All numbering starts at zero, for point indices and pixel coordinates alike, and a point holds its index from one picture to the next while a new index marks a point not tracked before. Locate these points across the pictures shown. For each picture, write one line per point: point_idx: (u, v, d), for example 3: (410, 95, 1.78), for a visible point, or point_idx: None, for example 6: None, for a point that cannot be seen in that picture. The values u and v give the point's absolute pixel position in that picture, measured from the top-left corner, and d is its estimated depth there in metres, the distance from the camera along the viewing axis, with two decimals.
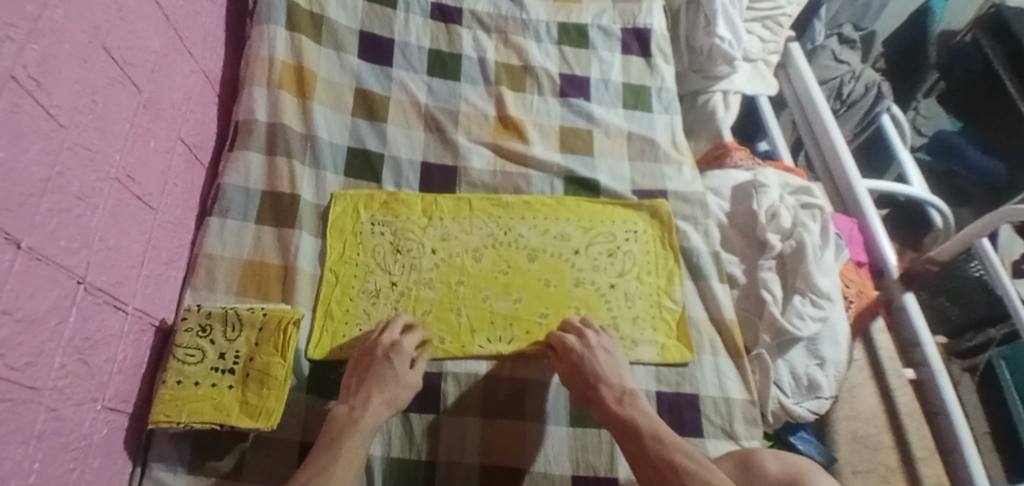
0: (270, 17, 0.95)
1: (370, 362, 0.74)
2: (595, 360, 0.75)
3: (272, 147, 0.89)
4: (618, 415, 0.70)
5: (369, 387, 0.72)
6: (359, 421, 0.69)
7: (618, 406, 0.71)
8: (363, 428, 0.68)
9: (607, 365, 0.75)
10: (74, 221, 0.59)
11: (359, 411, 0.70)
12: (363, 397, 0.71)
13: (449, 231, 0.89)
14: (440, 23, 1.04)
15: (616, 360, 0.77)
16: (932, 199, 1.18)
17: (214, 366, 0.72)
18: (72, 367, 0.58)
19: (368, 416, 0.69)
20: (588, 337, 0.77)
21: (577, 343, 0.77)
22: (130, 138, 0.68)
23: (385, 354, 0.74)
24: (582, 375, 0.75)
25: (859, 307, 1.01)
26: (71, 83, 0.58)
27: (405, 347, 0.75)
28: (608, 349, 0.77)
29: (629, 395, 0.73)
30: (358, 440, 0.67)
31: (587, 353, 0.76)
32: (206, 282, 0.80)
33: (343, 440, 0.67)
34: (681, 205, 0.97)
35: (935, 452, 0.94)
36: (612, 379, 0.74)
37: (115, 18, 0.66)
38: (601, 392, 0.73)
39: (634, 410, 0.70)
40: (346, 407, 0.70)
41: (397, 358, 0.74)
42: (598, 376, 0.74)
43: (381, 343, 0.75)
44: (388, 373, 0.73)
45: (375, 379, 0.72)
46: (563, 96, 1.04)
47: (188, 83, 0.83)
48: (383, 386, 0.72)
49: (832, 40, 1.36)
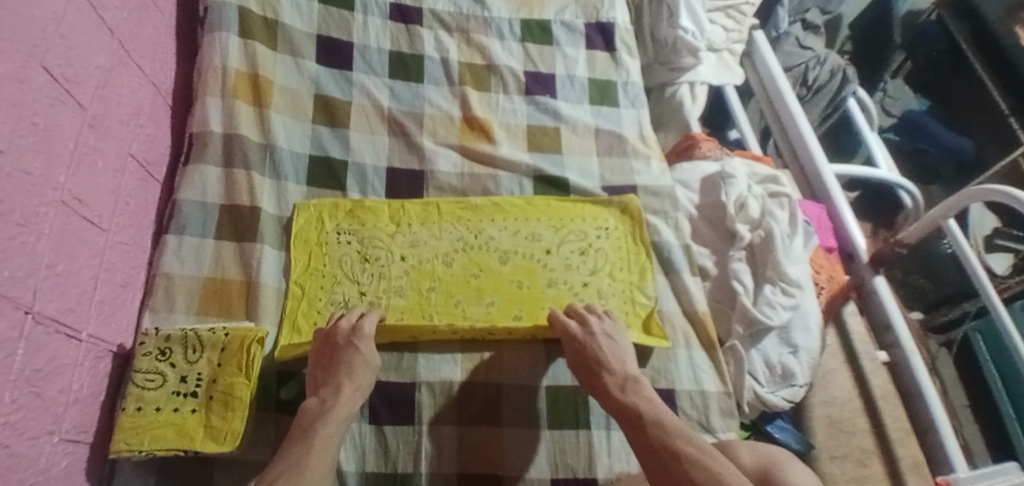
0: (222, 25, 0.93)
1: (335, 350, 0.73)
2: (598, 346, 0.76)
3: (229, 159, 0.86)
4: (620, 402, 0.70)
5: (339, 377, 0.71)
6: (331, 410, 0.68)
7: (620, 393, 0.71)
8: (336, 418, 0.67)
9: (609, 350, 0.76)
10: (18, 249, 0.56)
11: (331, 401, 0.69)
12: (334, 387, 0.70)
13: (417, 237, 0.88)
14: (400, 24, 1.02)
15: (619, 345, 0.78)
16: (903, 182, 1.17)
17: (175, 390, 0.70)
18: (25, 400, 0.56)
19: (340, 406, 0.68)
20: (589, 323, 0.78)
21: (578, 329, 0.78)
22: (76, 158, 0.66)
23: (347, 340, 0.74)
24: (584, 361, 0.76)
25: (831, 292, 1.02)
26: (9, 106, 0.56)
27: (367, 331, 0.75)
28: (609, 334, 0.78)
29: (631, 380, 0.73)
30: (332, 430, 0.66)
31: (589, 340, 0.77)
32: (165, 303, 0.77)
33: (315, 430, 0.65)
34: (651, 199, 0.96)
35: (910, 433, 0.94)
36: (614, 366, 0.75)
37: (54, 35, 0.63)
38: (604, 379, 0.73)
39: (636, 396, 0.70)
40: (317, 400, 0.69)
41: (362, 342, 0.74)
42: (600, 363, 0.75)
43: (340, 330, 0.75)
44: (357, 359, 0.73)
45: (343, 367, 0.72)
46: (528, 94, 1.03)
47: (137, 97, 0.81)
48: (353, 374, 0.71)
49: (796, 27, 1.36)
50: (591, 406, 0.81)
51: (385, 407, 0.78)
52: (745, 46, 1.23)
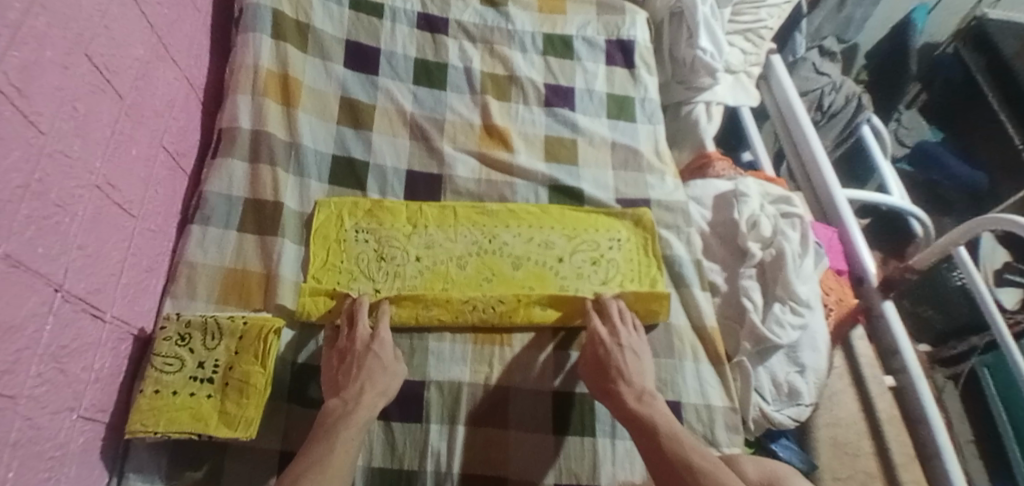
0: (256, 26, 0.95)
1: (354, 356, 0.75)
2: (620, 356, 0.78)
3: (256, 155, 0.89)
4: (636, 413, 0.72)
5: (359, 381, 0.73)
6: (353, 413, 0.70)
7: (636, 404, 0.73)
8: (358, 421, 0.69)
9: (632, 364, 0.78)
10: (53, 228, 0.58)
11: (353, 403, 0.71)
12: (356, 390, 0.72)
13: (433, 238, 0.89)
14: (426, 32, 1.05)
15: (642, 359, 0.79)
16: (911, 208, 1.19)
17: (193, 375, 0.72)
18: (49, 375, 0.58)
19: (361, 408, 0.70)
20: (619, 334, 0.80)
21: (607, 336, 0.80)
22: (112, 145, 0.68)
23: (364, 346, 0.76)
24: (605, 367, 0.78)
25: (839, 314, 1.03)
26: (52, 90, 0.58)
27: (384, 338, 0.78)
28: (635, 350, 0.79)
29: (647, 394, 0.75)
30: (353, 432, 0.68)
31: (614, 349, 0.79)
32: (186, 290, 0.80)
33: (337, 431, 0.68)
34: (662, 213, 0.98)
35: (915, 458, 0.94)
36: (633, 378, 0.76)
37: (99, 26, 0.66)
38: (620, 388, 0.76)
39: (652, 409, 0.72)
40: (339, 401, 0.71)
41: (380, 348, 0.76)
42: (620, 372, 0.77)
43: (358, 336, 0.77)
44: (375, 364, 0.75)
45: (364, 372, 0.74)
46: (547, 105, 1.05)
47: (171, 90, 0.83)
48: (374, 379, 0.73)
49: (814, 53, 1.41)
50: (597, 413, 0.82)
51: (395, 405, 0.79)
52: (762, 69, 1.25)
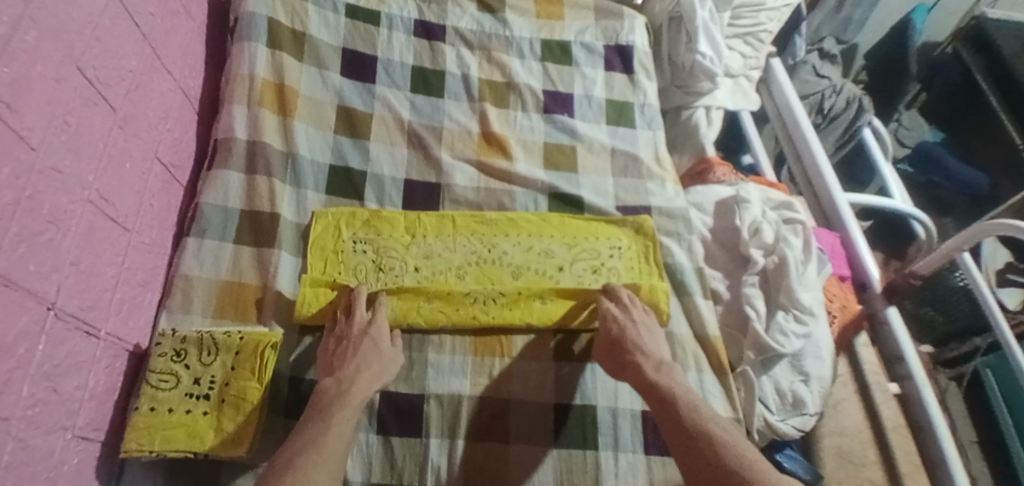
0: (250, 35, 0.94)
1: (351, 342, 0.75)
2: (636, 332, 0.78)
3: (252, 165, 0.88)
4: (654, 382, 0.72)
5: (354, 363, 0.72)
6: (348, 394, 0.69)
7: (655, 373, 0.74)
8: (353, 401, 0.68)
9: (646, 337, 0.78)
10: (45, 245, 0.58)
11: (347, 383, 0.70)
12: (352, 371, 0.72)
13: (432, 249, 0.88)
14: (423, 40, 1.04)
15: (656, 337, 0.80)
16: (915, 212, 1.17)
17: (189, 391, 0.71)
18: (41, 394, 0.57)
19: (358, 389, 0.70)
20: (631, 310, 0.81)
21: (618, 314, 0.81)
22: (105, 158, 0.67)
23: (361, 331, 0.77)
24: (619, 341, 0.78)
25: (842, 321, 1.01)
26: (43, 105, 0.57)
27: (382, 326, 0.78)
28: (646, 327, 0.80)
29: (665, 365, 0.75)
30: (348, 411, 0.67)
31: (627, 326, 0.79)
32: (182, 305, 0.78)
33: (333, 410, 0.67)
34: (663, 220, 0.97)
35: (920, 466, 0.92)
36: (649, 351, 0.77)
37: (92, 39, 0.65)
38: (637, 360, 0.76)
39: (672, 380, 0.73)
40: (333, 381, 0.71)
41: (375, 332, 0.76)
42: (636, 344, 0.77)
43: (356, 322, 0.77)
44: (370, 349, 0.74)
45: (359, 355, 0.73)
46: (546, 112, 1.04)
47: (165, 100, 0.82)
48: (369, 362, 0.73)
49: (813, 55, 1.39)
50: (599, 426, 0.81)
51: (393, 418, 0.78)
52: (762, 72, 1.25)
